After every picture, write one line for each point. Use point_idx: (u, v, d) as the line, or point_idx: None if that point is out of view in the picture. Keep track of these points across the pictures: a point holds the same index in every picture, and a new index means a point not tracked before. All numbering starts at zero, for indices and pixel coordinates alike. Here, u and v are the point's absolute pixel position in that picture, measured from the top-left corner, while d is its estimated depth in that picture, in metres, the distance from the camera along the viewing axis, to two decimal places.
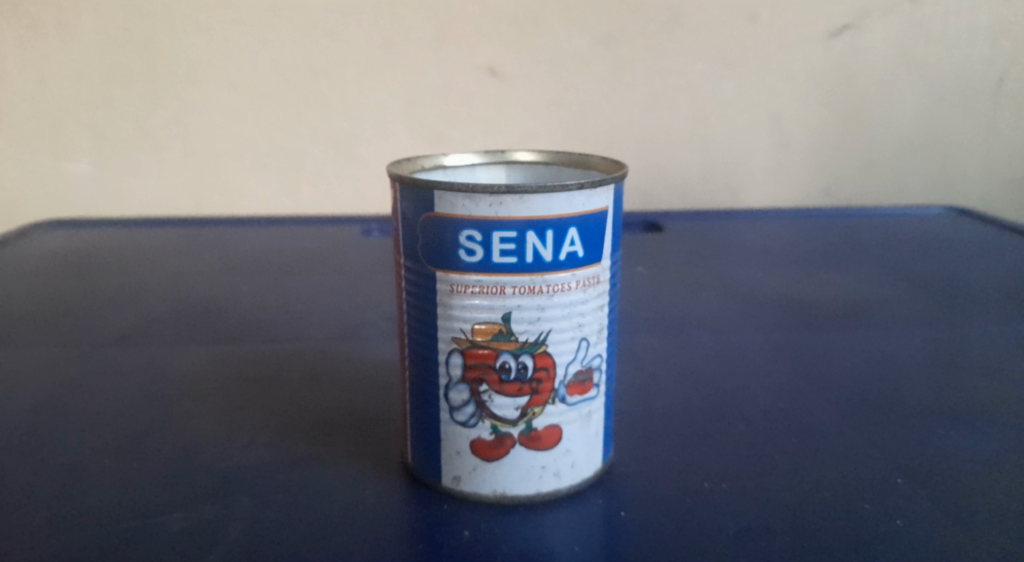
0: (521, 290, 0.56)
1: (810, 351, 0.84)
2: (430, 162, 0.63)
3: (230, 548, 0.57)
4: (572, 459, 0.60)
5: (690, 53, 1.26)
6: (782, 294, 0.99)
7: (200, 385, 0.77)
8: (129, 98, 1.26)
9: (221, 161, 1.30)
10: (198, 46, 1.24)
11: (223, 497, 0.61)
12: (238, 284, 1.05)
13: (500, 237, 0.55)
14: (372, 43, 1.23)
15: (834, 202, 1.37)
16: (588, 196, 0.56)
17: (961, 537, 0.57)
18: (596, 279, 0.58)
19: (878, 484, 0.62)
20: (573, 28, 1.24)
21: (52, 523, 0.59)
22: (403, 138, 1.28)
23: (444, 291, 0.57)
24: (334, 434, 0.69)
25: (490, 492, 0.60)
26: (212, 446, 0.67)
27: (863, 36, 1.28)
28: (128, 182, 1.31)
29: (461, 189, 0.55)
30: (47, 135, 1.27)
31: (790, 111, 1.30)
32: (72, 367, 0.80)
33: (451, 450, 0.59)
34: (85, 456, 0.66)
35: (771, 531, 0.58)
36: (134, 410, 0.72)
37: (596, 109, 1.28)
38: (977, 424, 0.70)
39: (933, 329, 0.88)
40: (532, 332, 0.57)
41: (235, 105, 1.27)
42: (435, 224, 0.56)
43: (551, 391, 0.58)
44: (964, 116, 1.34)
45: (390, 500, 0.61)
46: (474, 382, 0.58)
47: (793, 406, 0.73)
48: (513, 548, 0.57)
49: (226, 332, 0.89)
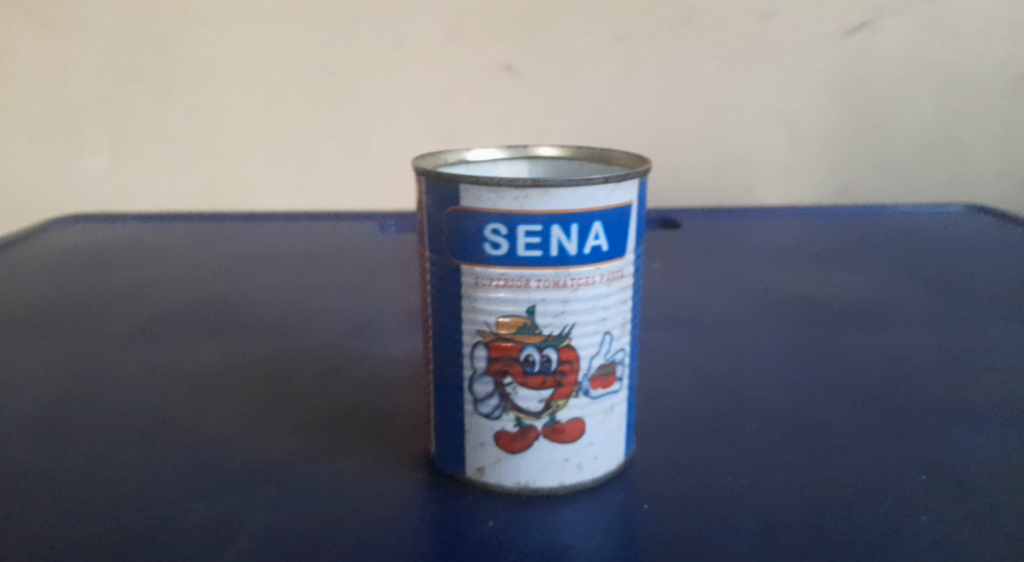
0: (545, 284, 0.57)
1: (827, 348, 0.84)
2: (452, 157, 0.63)
3: (251, 538, 0.57)
4: (594, 452, 0.60)
5: (705, 50, 1.26)
6: (797, 291, 1.00)
7: (218, 378, 0.78)
8: (144, 94, 1.27)
9: (236, 157, 1.30)
10: (213, 43, 1.24)
11: (244, 488, 0.62)
12: (254, 279, 1.05)
13: (525, 231, 0.56)
14: (387, 40, 1.24)
15: (848, 200, 1.37)
16: (612, 189, 0.56)
17: (981, 535, 0.57)
18: (619, 274, 0.58)
19: (898, 481, 0.63)
20: (587, 25, 1.24)
21: (76, 511, 0.59)
22: (418, 135, 1.29)
23: (468, 284, 0.57)
24: (354, 427, 0.70)
25: (512, 484, 0.60)
26: (232, 438, 0.68)
27: (879, 33, 1.27)
28: (143, 178, 1.32)
29: (486, 183, 0.55)
30: (64, 130, 1.28)
31: (804, 109, 1.30)
32: (92, 360, 0.81)
33: (474, 442, 0.60)
34: (108, 446, 0.67)
35: (789, 526, 0.58)
36: (155, 403, 0.73)
37: (610, 106, 1.28)
38: (994, 422, 0.70)
39: (949, 327, 0.88)
40: (556, 326, 0.57)
41: (251, 101, 1.27)
42: (460, 217, 0.56)
43: (574, 385, 0.59)
44: (980, 115, 1.33)
45: (412, 492, 0.62)
46: (498, 374, 0.58)
47: (809, 402, 0.74)
48: (535, 539, 0.57)
49: (244, 326, 0.90)
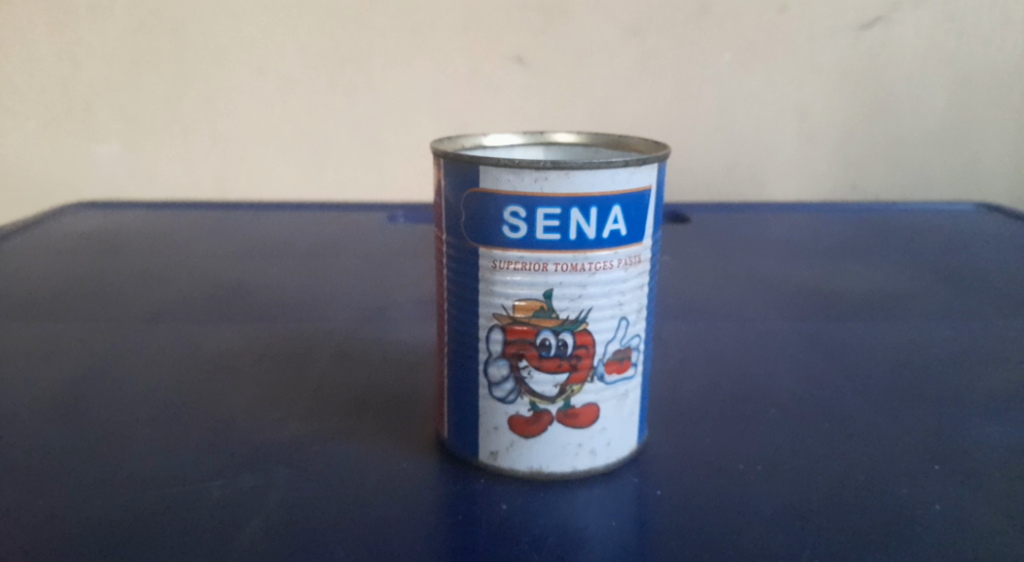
0: (563, 268, 0.57)
1: (838, 341, 0.84)
2: (469, 141, 0.63)
3: (269, 518, 0.57)
4: (608, 437, 0.61)
5: (717, 45, 1.26)
6: (807, 285, 1.00)
7: (232, 363, 0.78)
8: (156, 81, 1.27)
9: (247, 146, 1.30)
10: (226, 30, 1.24)
11: (261, 469, 0.62)
12: (266, 265, 1.06)
13: (544, 214, 0.56)
14: (399, 30, 1.24)
15: (857, 197, 1.38)
16: (632, 172, 0.56)
17: (997, 524, 0.57)
18: (636, 259, 0.58)
19: (913, 470, 0.63)
20: (600, 18, 1.24)
21: (93, 490, 0.60)
22: (430, 125, 1.29)
23: (486, 267, 0.57)
24: (368, 410, 0.70)
25: (526, 468, 0.60)
26: (247, 420, 0.68)
27: (892, 30, 1.28)
28: (155, 166, 1.32)
29: (506, 164, 0.55)
30: (76, 116, 1.28)
31: (815, 106, 1.30)
32: (106, 343, 0.81)
33: (488, 426, 0.60)
34: (123, 427, 0.67)
35: (805, 512, 0.58)
36: (170, 385, 0.73)
37: (622, 100, 1.28)
38: (1009, 414, 0.70)
39: (961, 322, 0.88)
40: (572, 310, 0.57)
41: (262, 90, 1.27)
42: (479, 199, 0.56)
43: (590, 369, 0.59)
44: (991, 113, 1.33)
45: (426, 475, 0.62)
46: (513, 357, 0.58)
47: (823, 393, 0.74)
48: (549, 523, 0.57)
49: (256, 311, 0.90)
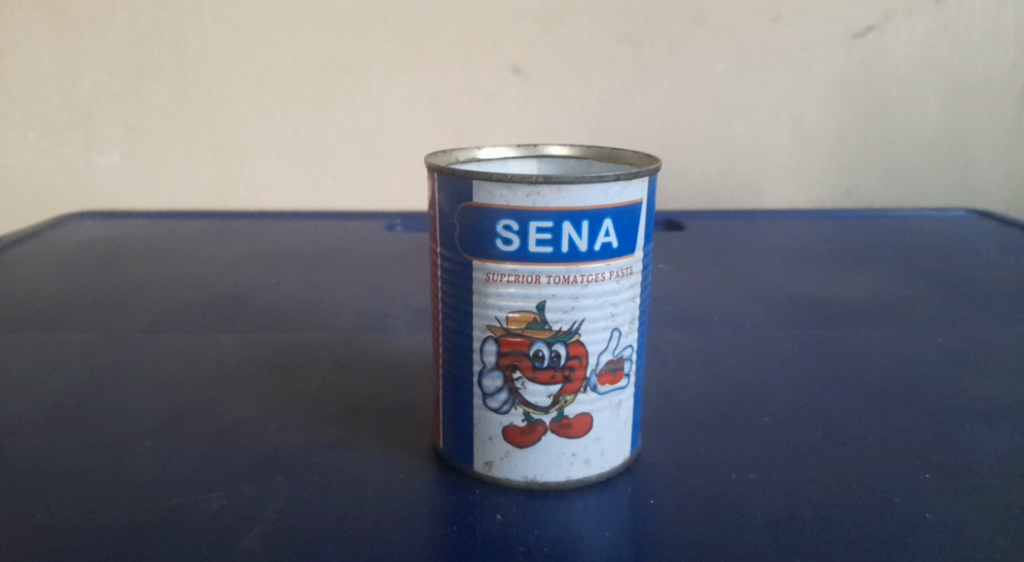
0: (556, 280, 0.57)
1: (832, 347, 0.85)
2: (464, 155, 0.64)
3: (267, 527, 0.58)
4: (602, 447, 0.61)
5: (713, 53, 1.27)
6: (803, 292, 1.00)
7: (232, 372, 0.79)
8: (156, 91, 1.28)
9: (247, 155, 1.31)
10: (225, 41, 1.25)
11: (259, 479, 0.63)
12: (265, 274, 1.06)
13: (537, 228, 0.56)
14: (397, 41, 1.25)
15: (853, 203, 1.38)
16: (623, 186, 0.57)
17: (988, 531, 0.58)
18: (628, 271, 0.59)
19: (905, 477, 0.64)
20: (597, 27, 1.25)
21: (92, 500, 0.60)
22: (428, 133, 1.30)
23: (480, 280, 0.58)
24: (366, 419, 0.71)
25: (521, 478, 0.61)
26: (246, 429, 0.69)
27: (886, 37, 1.28)
28: (156, 176, 1.32)
29: (500, 179, 0.56)
30: (77, 126, 1.29)
31: (811, 112, 1.31)
32: (107, 353, 0.82)
33: (483, 436, 0.61)
34: (124, 437, 0.68)
35: (798, 520, 0.59)
36: (170, 395, 0.74)
37: (619, 107, 1.29)
38: (1003, 421, 0.71)
39: (955, 328, 0.89)
40: (566, 322, 0.58)
41: (261, 99, 1.28)
42: (473, 213, 0.57)
43: (583, 380, 0.59)
44: (986, 119, 1.34)
45: (423, 484, 0.62)
46: (507, 368, 0.59)
47: (817, 400, 0.74)
48: (544, 532, 0.58)
49: (255, 320, 0.91)
